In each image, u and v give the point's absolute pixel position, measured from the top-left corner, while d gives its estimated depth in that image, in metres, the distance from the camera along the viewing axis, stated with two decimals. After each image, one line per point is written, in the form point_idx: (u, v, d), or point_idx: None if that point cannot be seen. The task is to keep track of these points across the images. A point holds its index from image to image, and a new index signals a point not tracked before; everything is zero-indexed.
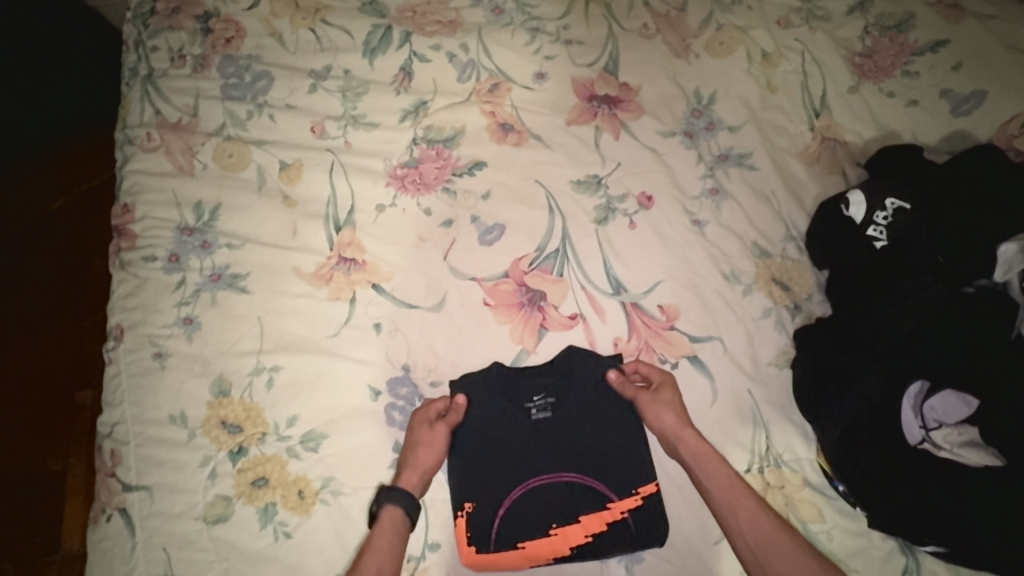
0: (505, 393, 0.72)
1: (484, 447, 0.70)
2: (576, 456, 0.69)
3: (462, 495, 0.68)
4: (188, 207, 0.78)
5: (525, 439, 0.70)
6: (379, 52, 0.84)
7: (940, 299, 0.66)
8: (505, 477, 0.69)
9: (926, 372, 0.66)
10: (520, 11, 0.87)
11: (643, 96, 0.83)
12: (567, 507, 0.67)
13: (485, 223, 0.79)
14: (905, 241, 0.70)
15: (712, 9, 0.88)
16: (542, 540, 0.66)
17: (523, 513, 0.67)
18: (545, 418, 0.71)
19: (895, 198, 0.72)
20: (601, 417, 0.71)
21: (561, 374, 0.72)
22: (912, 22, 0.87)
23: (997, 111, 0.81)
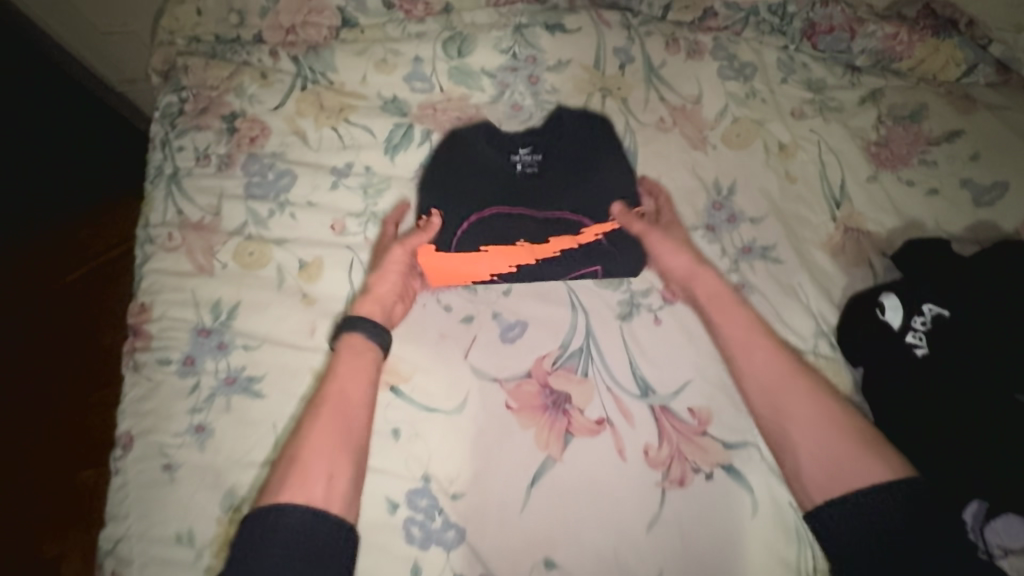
0: (493, 145, 0.84)
1: (467, 165, 0.82)
2: (564, 194, 0.81)
3: (434, 203, 0.80)
4: (206, 307, 0.77)
5: (512, 181, 0.82)
6: (400, 149, 0.85)
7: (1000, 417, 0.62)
8: (484, 193, 0.80)
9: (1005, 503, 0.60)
10: (539, 107, 0.88)
11: (663, 188, 0.84)
12: (539, 229, 0.79)
13: (506, 319, 0.77)
14: (947, 349, 0.67)
15: (727, 102, 0.89)
16: (510, 247, 0.78)
17: (499, 226, 0.79)
18: (528, 168, 0.83)
19: (930, 302, 0.70)
20: (591, 160, 0.83)
21: (548, 178, 0.82)
22: (925, 113, 0.88)
23: (1020, 202, 0.80)
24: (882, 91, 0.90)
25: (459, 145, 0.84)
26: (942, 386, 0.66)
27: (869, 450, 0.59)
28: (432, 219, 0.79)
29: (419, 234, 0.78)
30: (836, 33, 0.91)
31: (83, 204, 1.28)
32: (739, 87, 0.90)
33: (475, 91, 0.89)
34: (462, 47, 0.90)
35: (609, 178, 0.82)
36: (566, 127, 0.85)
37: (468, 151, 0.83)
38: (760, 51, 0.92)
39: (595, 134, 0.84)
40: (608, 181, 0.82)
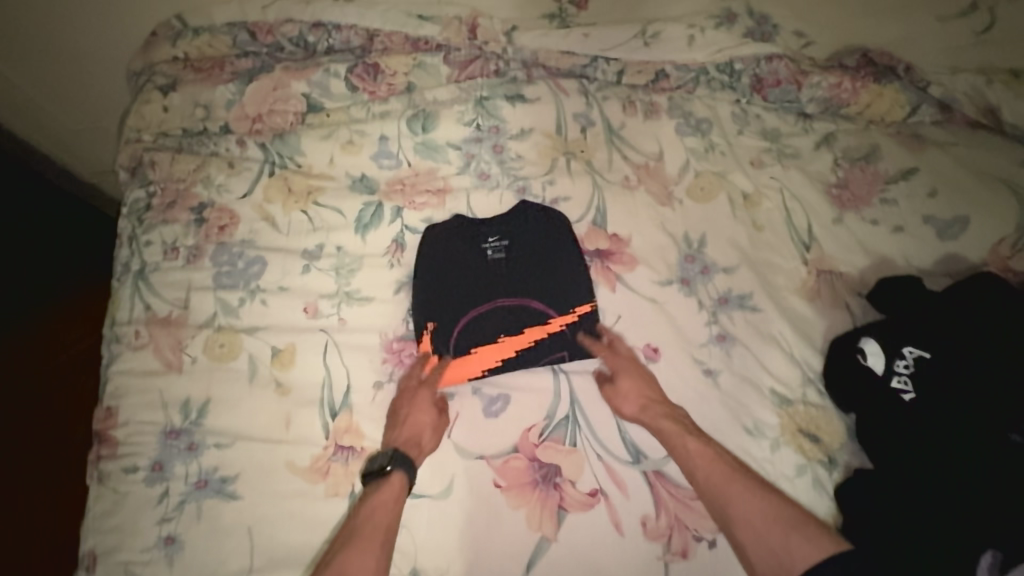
0: (463, 238, 0.84)
1: (445, 266, 0.82)
2: (530, 285, 0.82)
3: (424, 317, 0.80)
4: (176, 407, 0.74)
5: (488, 275, 0.83)
6: (370, 227, 0.85)
7: (1002, 461, 0.61)
8: (462, 295, 0.81)
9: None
10: (505, 175, 0.89)
11: (635, 246, 0.84)
12: (513, 324, 0.79)
13: (488, 392, 0.76)
14: (934, 392, 0.67)
15: (688, 157, 0.91)
16: (494, 343, 0.78)
17: (480, 328, 0.80)
18: (499, 256, 0.84)
19: (909, 345, 0.70)
20: (551, 248, 0.82)
21: (515, 266, 0.83)
22: (878, 153, 0.90)
23: (983, 233, 0.82)
24: (835, 135, 0.93)
25: (433, 247, 0.83)
26: (936, 429, 0.65)
27: (800, 532, 0.58)
28: (423, 332, 0.79)
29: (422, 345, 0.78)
30: (783, 86, 0.94)
31: (63, 297, 1.28)
32: (697, 142, 0.93)
33: (442, 164, 0.90)
34: (426, 123, 0.92)
35: (578, 259, 0.81)
36: (528, 211, 0.85)
37: (445, 250, 0.83)
38: (713, 106, 0.96)
39: (542, 223, 0.84)
40: (576, 255, 0.81)
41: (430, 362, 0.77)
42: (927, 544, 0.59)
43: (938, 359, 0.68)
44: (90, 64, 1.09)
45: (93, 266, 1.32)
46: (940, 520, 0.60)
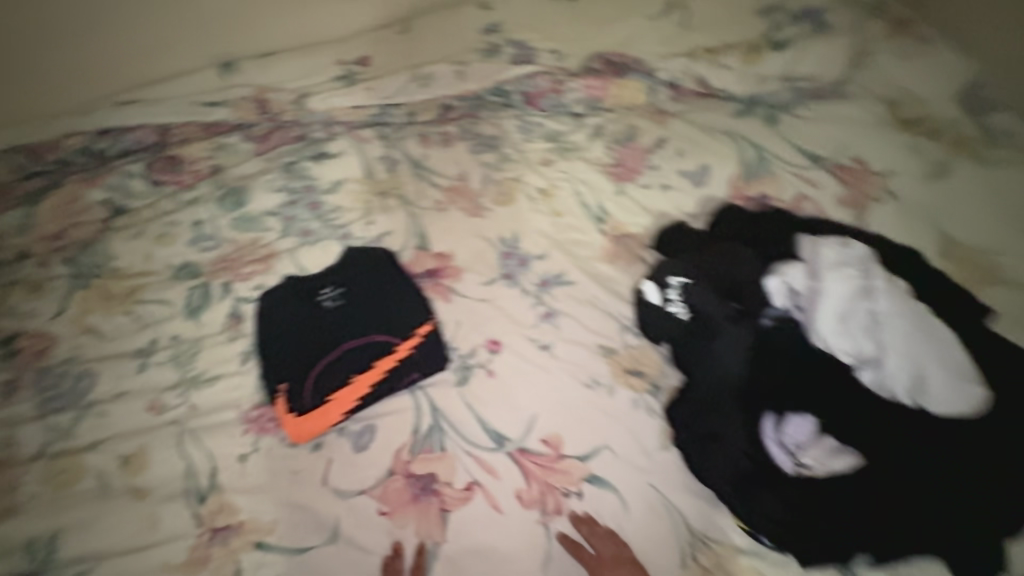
0: (298, 295, 0.87)
1: (286, 327, 0.84)
2: (372, 321, 0.85)
3: (276, 381, 0.81)
4: (17, 552, 0.68)
5: (328, 323, 0.85)
6: (202, 308, 0.86)
7: (766, 345, 0.76)
8: (307, 349, 0.83)
9: (791, 407, 0.72)
10: (327, 226, 0.95)
11: (459, 258, 0.94)
12: (362, 361, 0.82)
13: (353, 428, 0.79)
14: (700, 306, 0.81)
15: (487, 171, 1.04)
16: (348, 384, 0.80)
17: (330, 374, 0.80)
18: (336, 303, 0.86)
19: (675, 274, 0.85)
20: (386, 285, 0.88)
21: (354, 307, 0.86)
22: (636, 132, 1.09)
23: (723, 172, 1.00)
24: (603, 125, 1.11)
25: (271, 312, 0.85)
26: (710, 335, 0.79)
27: None
28: (277, 395, 0.80)
29: (280, 408, 0.79)
30: (548, 95, 1.12)
31: None
32: (492, 157, 1.06)
33: (264, 233, 0.94)
34: (239, 198, 0.96)
35: (410, 284, 0.89)
36: (356, 256, 0.91)
37: (283, 312, 0.85)
38: (499, 124, 1.10)
39: (375, 265, 0.90)
40: (407, 282, 0.89)
41: (289, 424, 0.78)
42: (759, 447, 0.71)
43: (697, 279, 0.83)
44: None
45: None
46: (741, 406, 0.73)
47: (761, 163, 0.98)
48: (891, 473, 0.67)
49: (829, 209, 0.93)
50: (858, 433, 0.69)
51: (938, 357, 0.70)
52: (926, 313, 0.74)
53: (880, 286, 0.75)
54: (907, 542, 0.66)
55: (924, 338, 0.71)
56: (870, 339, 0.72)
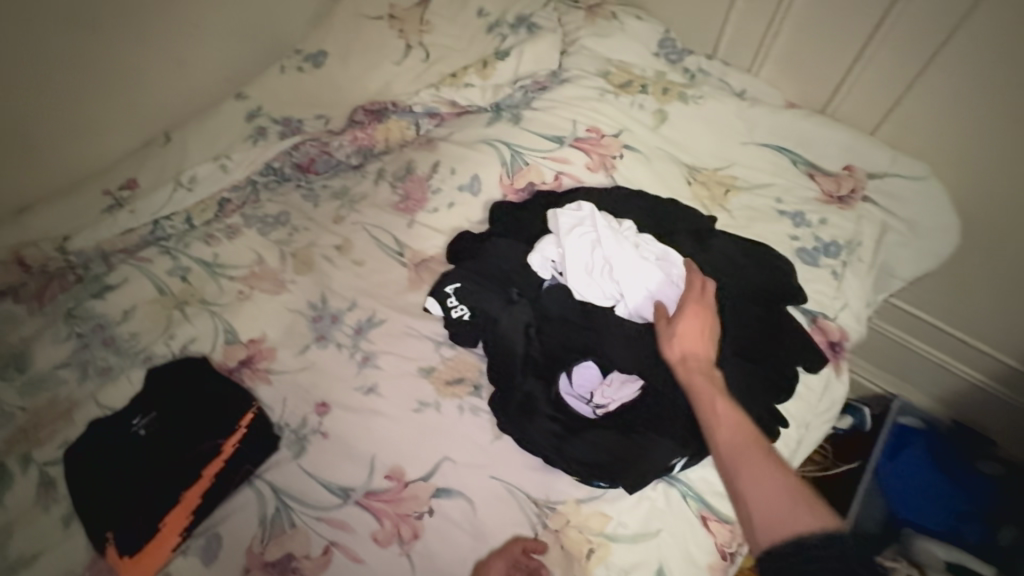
0: (106, 436, 0.84)
1: (101, 472, 0.81)
2: (192, 432, 0.84)
3: (102, 530, 0.77)
4: None
5: (146, 452, 0.83)
6: (5, 489, 0.81)
7: (546, 315, 0.87)
8: (129, 486, 0.80)
9: (578, 358, 0.83)
10: (126, 356, 0.93)
11: (271, 338, 0.95)
12: (190, 475, 0.81)
13: (197, 543, 0.77)
14: (475, 304, 0.88)
15: (281, 246, 1.07)
16: (180, 504, 0.79)
17: (159, 501, 0.79)
18: (150, 429, 0.85)
19: (450, 283, 0.90)
20: (200, 391, 0.88)
21: (171, 426, 0.85)
22: (413, 166, 1.15)
23: (492, 174, 1.09)
24: (382, 168, 1.17)
25: (81, 464, 0.82)
26: (496, 324, 0.87)
27: (800, 502, 0.60)
28: (107, 544, 0.77)
29: (112, 556, 0.76)
30: (321, 159, 1.18)
31: None
32: (282, 232, 1.09)
33: (59, 387, 0.90)
34: (22, 363, 0.92)
35: (222, 381, 0.89)
36: (162, 374, 0.90)
37: (94, 458, 0.82)
38: (285, 200, 1.14)
39: (185, 376, 0.90)
40: (220, 381, 0.89)
41: (124, 570, 0.74)
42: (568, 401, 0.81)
43: (467, 281, 0.90)
44: None
45: None
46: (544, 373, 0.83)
47: (515, 158, 1.09)
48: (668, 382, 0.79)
49: (582, 177, 1.06)
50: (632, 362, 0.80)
51: (655, 273, 0.84)
52: (644, 239, 0.88)
53: (605, 232, 0.86)
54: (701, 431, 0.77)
55: (643, 264, 0.84)
56: (607, 282, 0.85)
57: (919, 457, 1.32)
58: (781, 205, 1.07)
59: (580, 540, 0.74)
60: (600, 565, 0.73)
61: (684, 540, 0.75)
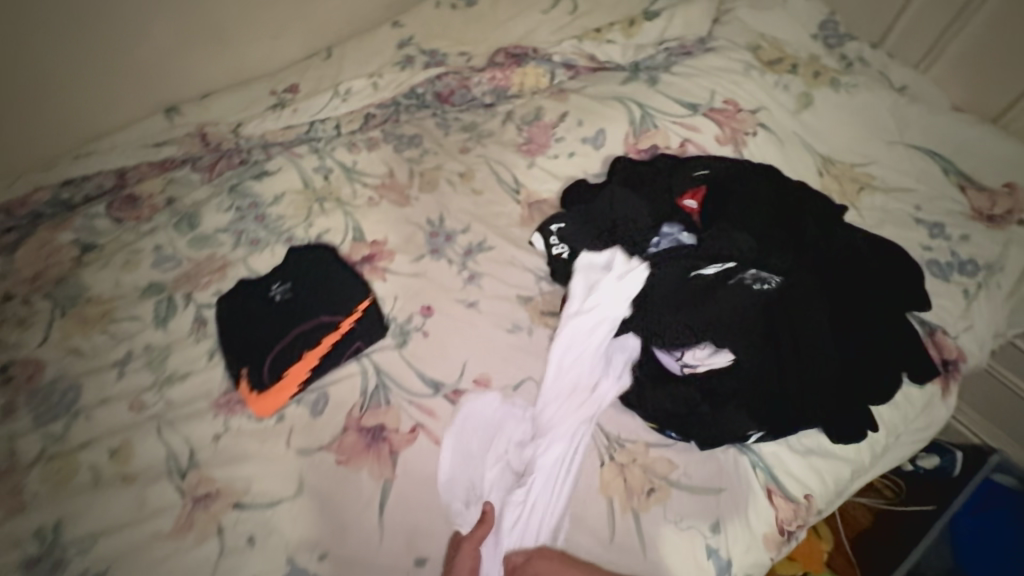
0: (251, 294, 0.98)
1: (244, 322, 0.96)
2: (317, 306, 0.97)
3: (239, 368, 0.92)
4: (29, 541, 0.78)
5: (280, 314, 0.97)
6: (170, 318, 0.98)
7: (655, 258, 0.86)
8: (264, 338, 0.94)
9: (678, 307, 0.82)
10: (272, 232, 1.07)
11: (391, 242, 1.05)
12: (312, 340, 0.94)
13: (309, 397, 0.90)
14: (575, 243, 0.94)
15: (411, 165, 1.16)
16: (301, 362, 0.92)
17: (286, 355, 0.92)
18: (285, 295, 0.98)
19: (553, 223, 0.97)
20: (328, 273, 1.00)
21: (301, 297, 0.98)
22: (541, 112, 1.20)
23: (618, 132, 1.12)
24: (512, 111, 1.23)
25: (229, 311, 0.97)
26: None
27: None
28: (241, 378, 0.91)
29: (244, 389, 0.91)
30: (459, 92, 1.26)
31: None
32: (414, 152, 1.18)
33: (217, 247, 1.06)
34: (192, 221, 1.08)
35: (347, 269, 1.00)
36: (300, 253, 1.03)
37: (241, 310, 0.97)
38: (420, 123, 1.23)
39: (318, 258, 1.02)
40: (346, 268, 1.01)
41: (253, 402, 0.89)
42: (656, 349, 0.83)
43: (573, 222, 0.96)
44: None
45: None
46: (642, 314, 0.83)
47: (646, 118, 1.11)
48: (761, 354, 0.79)
49: (709, 147, 1.05)
50: (728, 324, 0.80)
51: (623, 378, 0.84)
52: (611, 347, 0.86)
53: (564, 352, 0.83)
54: (785, 410, 0.78)
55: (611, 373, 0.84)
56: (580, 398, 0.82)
57: (1001, 521, 1.23)
58: (920, 213, 1.01)
59: (643, 480, 0.78)
60: (659, 505, 0.76)
61: (746, 505, 0.76)
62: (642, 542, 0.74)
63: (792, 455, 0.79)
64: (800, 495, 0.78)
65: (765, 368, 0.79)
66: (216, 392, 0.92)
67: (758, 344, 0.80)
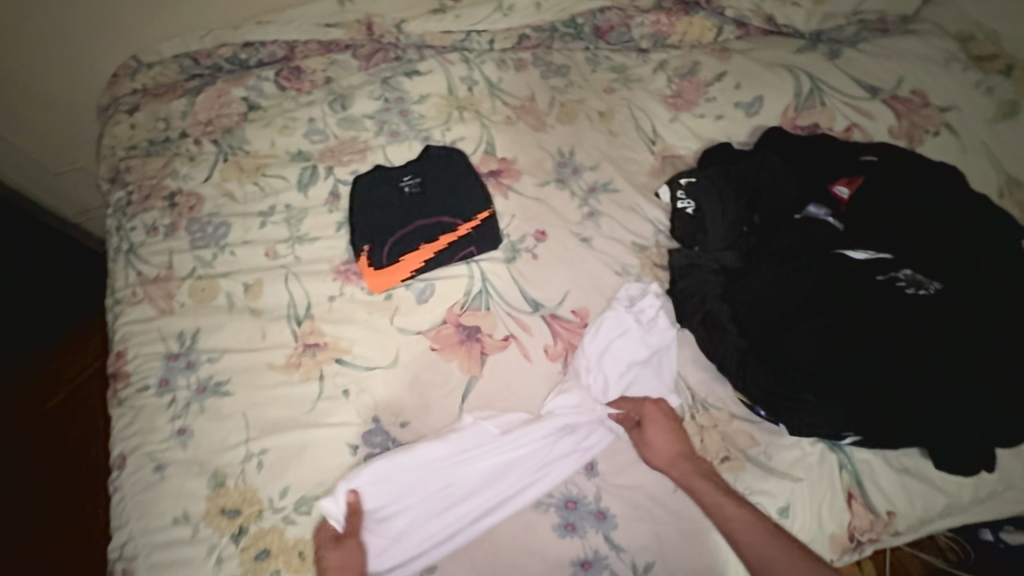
0: (383, 181, 1.05)
1: (373, 204, 1.03)
2: (441, 206, 1.01)
3: (361, 243, 0.99)
4: (172, 338, 0.93)
5: (406, 204, 1.03)
6: (310, 185, 1.07)
7: (789, 232, 0.87)
8: (387, 223, 1.01)
9: (799, 283, 0.80)
10: (412, 129, 1.12)
11: (519, 163, 1.07)
12: (431, 235, 0.99)
13: (417, 286, 0.96)
14: (704, 200, 0.92)
15: (553, 94, 1.16)
16: (417, 252, 0.98)
17: (405, 243, 0.98)
18: (414, 189, 1.04)
19: (683, 177, 0.96)
20: (455, 177, 1.03)
21: (428, 194, 1.03)
22: (698, 66, 1.14)
23: (778, 103, 1.05)
24: (666, 61, 1.18)
25: (361, 191, 1.04)
26: (722, 228, 0.90)
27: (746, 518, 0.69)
28: (361, 253, 0.98)
29: (361, 263, 0.97)
30: (618, 30, 1.22)
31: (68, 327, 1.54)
32: (559, 82, 1.18)
33: (361, 131, 1.13)
34: (344, 103, 1.15)
35: (474, 177, 1.03)
36: (434, 153, 1.07)
37: (372, 192, 1.04)
38: (571, 55, 1.22)
39: (448, 161, 1.06)
40: (473, 177, 1.03)
41: (368, 277, 0.96)
42: (766, 317, 0.80)
43: (706, 179, 0.94)
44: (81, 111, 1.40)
45: (79, 304, 1.56)
46: (762, 280, 0.82)
47: (813, 94, 1.03)
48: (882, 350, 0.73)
49: (879, 136, 0.97)
50: (850, 311, 0.76)
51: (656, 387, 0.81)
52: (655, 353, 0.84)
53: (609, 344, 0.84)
54: (890, 417, 0.72)
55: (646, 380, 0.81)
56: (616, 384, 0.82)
57: None
58: None
59: (720, 446, 0.77)
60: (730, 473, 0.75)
61: (821, 502, 0.74)
62: None
63: (885, 467, 0.76)
64: (882, 510, 0.75)
65: (902, 364, 0.72)
66: (338, 260, 1.00)
67: (901, 339, 0.73)
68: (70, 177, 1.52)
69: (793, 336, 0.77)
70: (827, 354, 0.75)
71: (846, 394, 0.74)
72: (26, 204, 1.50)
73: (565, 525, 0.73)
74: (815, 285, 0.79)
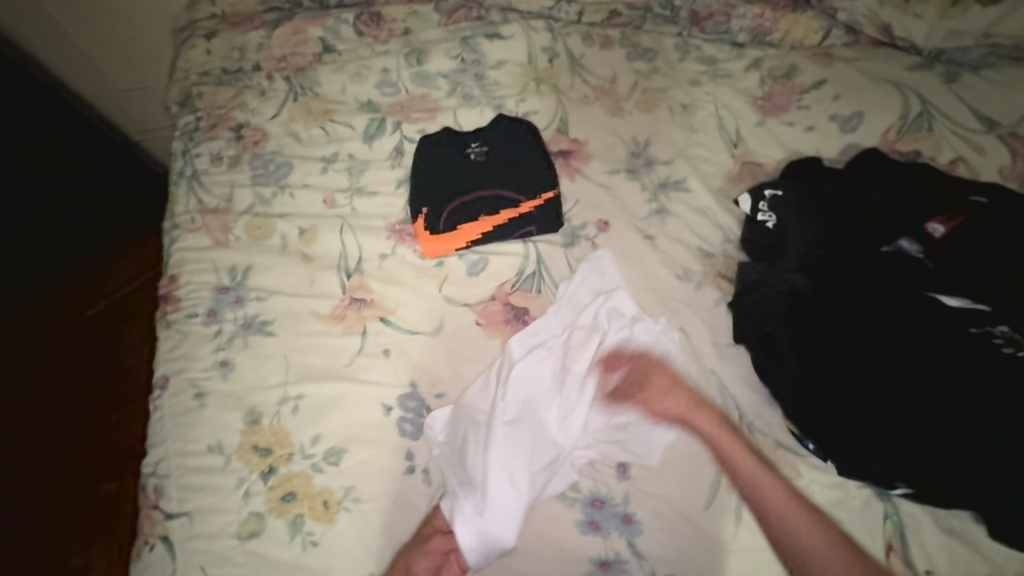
0: (449, 145, 1.02)
1: (436, 167, 1.00)
2: (505, 179, 0.99)
3: (419, 206, 0.97)
4: (224, 271, 0.93)
5: (469, 172, 1.00)
6: (375, 137, 1.05)
7: (873, 265, 0.83)
8: (448, 189, 0.98)
9: (872, 321, 0.77)
10: (485, 95, 1.09)
11: (591, 146, 1.02)
12: (491, 208, 0.97)
13: (470, 257, 0.94)
14: (788, 217, 0.87)
15: (636, 79, 1.10)
16: (475, 223, 0.96)
17: (463, 212, 0.96)
18: (479, 158, 1.01)
19: (768, 188, 0.91)
20: (524, 151, 1.00)
21: (493, 165, 1.00)
22: (796, 70, 1.07)
23: (878, 123, 0.97)
24: (761, 59, 1.11)
25: (427, 152, 1.01)
26: (800, 249, 0.86)
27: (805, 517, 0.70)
28: (418, 215, 0.96)
29: (417, 225, 0.96)
30: (716, 18, 1.14)
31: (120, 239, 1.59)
32: (644, 66, 1.12)
33: (433, 90, 1.10)
34: (420, 58, 1.12)
35: (543, 154, 1.00)
36: (504, 123, 1.03)
37: (437, 154, 1.01)
38: (660, 40, 1.16)
39: (519, 134, 1.02)
40: (543, 153, 1.00)
41: (423, 241, 0.94)
42: (834, 347, 0.77)
43: (790, 193, 0.89)
44: (157, 30, 1.41)
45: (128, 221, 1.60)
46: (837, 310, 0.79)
47: (920, 119, 0.96)
48: (954, 407, 0.70)
49: (987, 174, 0.90)
50: (926, 363, 0.72)
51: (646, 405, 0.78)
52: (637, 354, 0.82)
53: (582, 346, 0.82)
54: (950, 478, 0.68)
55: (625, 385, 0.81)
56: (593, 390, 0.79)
57: None
58: None
59: None
60: None
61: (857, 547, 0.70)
62: (735, 522, 0.72)
63: (935, 527, 0.71)
64: (921, 568, 0.69)
65: (969, 427, 0.68)
66: (393, 219, 0.98)
67: (982, 400, 0.69)
68: (138, 94, 1.53)
69: (864, 372, 0.74)
70: (901, 398, 0.72)
71: (915, 446, 0.70)
72: (94, 115, 1.52)
73: (590, 523, 0.73)
74: (899, 324, 0.76)
